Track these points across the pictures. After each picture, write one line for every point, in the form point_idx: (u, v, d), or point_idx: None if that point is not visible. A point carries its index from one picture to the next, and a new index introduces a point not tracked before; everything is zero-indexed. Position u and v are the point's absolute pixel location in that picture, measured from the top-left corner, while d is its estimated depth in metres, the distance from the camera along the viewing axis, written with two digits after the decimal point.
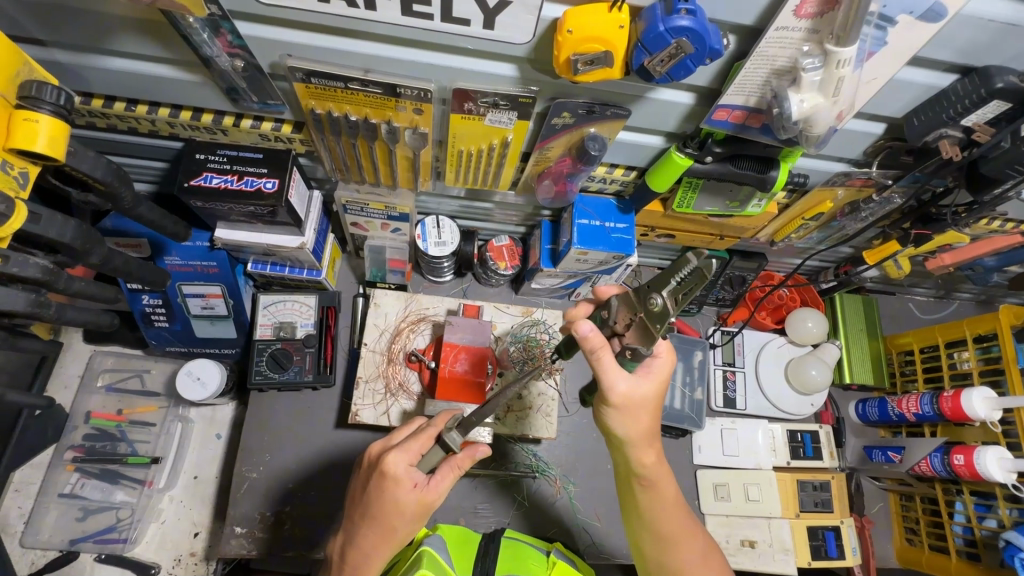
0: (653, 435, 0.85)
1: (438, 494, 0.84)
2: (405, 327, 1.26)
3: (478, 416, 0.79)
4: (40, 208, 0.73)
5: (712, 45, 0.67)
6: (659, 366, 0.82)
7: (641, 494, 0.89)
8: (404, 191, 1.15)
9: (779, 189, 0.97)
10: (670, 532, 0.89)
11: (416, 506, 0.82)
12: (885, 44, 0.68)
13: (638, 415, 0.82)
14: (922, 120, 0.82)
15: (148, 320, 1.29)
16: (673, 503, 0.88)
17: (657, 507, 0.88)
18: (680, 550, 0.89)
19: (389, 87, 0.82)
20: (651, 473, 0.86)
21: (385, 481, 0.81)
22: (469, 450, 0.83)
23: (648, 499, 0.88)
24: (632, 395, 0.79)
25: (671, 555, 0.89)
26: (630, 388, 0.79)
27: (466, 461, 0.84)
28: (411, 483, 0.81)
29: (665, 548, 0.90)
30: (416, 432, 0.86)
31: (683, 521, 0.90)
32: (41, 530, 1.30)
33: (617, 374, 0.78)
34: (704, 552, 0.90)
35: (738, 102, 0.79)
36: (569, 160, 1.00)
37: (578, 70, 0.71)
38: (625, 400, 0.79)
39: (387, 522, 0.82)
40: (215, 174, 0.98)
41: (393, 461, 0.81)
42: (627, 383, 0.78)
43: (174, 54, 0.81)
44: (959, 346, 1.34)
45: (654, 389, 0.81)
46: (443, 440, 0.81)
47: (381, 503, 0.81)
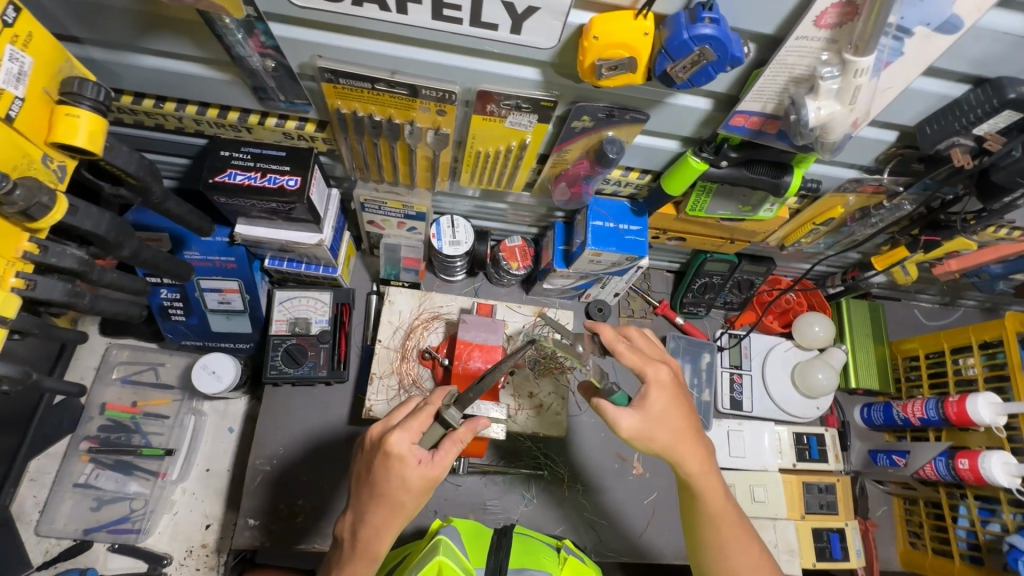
0: (694, 440, 0.88)
1: (443, 469, 0.84)
2: (419, 324, 1.27)
3: (475, 391, 0.88)
4: (76, 200, 0.75)
5: (734, 54, 0.69)
6: (655, 400, 0.86)
7: (697, 501, 0.91)
8: (421, 190, 1.17)
9: (791, 194, 0.99)
10: (728, 541, 0.91)
11: (422, 482, 0.83)
12: (901, 55, 0.70)
13: (660, 435, 0.86)
14: (935, 129, 0.84)
15: (166, 314, 1.31)
16: (724, 506, 0.90)
17: (711, 511, 0.90)
18: (738, 555, 0.91)
19: (414, 88, 0.84)
20: (699, 477, 0.89)
21: (389, 460, 0.82)
22: (468, 422, 0.85)
23: (705, 508, 0.91)
24: (642, 428, 0.85)
25: (731, 562, 0.91)
26: (633, 424, 0.85)
27: (466, 435, 0.85)
28: (415, 460, 0.83)
29: (725, 556, 0.91)
30: (414, 412, 0.88)
31: (737, 526, 0.91)
32: (56, 519, 1.31)
33: (618, 413, 0.85)
34: (759, 555, 0.91)
35: (756, 109, 0.81)
36: (586, 163, 1.02)
37: (601, 75, 0.73)
38: (636, 434, 0.85)
39: (394, 499, 0.83)
40: (239, 170, 1.01)
41: (395, 441, 0.83)
42: (628, 420, 0.84)
43: (206, 53, 0.84)
44: (964, 352, 1.36)
45: (663, 410, 0.86)
46: (442, 417, 0.85)
47: (387, 481, 0.83)
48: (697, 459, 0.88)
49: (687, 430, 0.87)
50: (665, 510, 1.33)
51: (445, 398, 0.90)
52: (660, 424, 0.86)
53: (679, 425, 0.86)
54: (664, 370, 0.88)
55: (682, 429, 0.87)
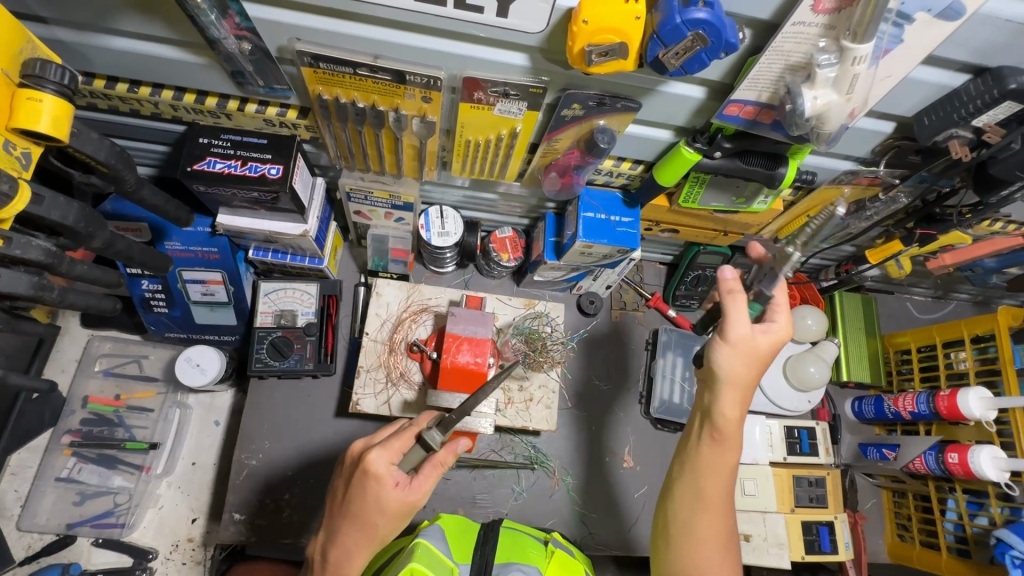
0: (740, 393, 0.85)
1: (421, 495, 0.83)
2: (407, 316, 1.25)
3: (459, 413, 0.84)
4: (41, 188, 0.72)
5: (728, 40, 0.66)
6: (765, 338, 0.84)
7: (714, 446, 0.87)
8: (409, 180, 1.14)
9: (785, 186, 0.97)
10: (709, 492, 0.87)
11: (398, 506, 0.81)
12: (901, 42, 0.68)
13: (748, 364, 0.84)
14: (933, 119, 0.82)
15: (148, 305, 1.27)
16: (721, 468, 0.87)
17: (705, 467, 0.87)
18: (704, 513, 0.87)
19: (398, 74, 0.81)
20: (725, 427, 0.85)
21: (366, 479, 0.82)
22: (448, 444, 0.83)
23: (710, 459, 0.87)
24: (736, 347, 0.83)
25: (698, 514, 0.87)
26: (736, 333, 0.83)
27: (447, 458, 0.83)
28: (393, 481, 0.81)
29: (691, 506, 0.87)
30: (397, 432, 0.87)
31: (724, 493, 0.87)
32: (38, 514, 1.29)
33: (736, 319, 0.83)
34: (721, 527, 0.87)
35: (750, 98, 0.78)
36: (577, 153, 0.99)
37: (591, 61, 0.70)
38: (734, 344, 0.83)
39: (369, 520, 0.82)
40: (219, 159, 0.97)
41: (373, 460, 0.82)
42: (738, 328, 0.83)
43: (179, 35, 0.80)
44: (956, 346, 1.36)
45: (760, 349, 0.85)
46: (423, 438, 0.83)
47: (363, 502, 0.82)
48: (734, 411, 0.85)
49: (747, 384, 0.85)
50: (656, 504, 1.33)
51: (432, 418, 0.88)
52: (744, 360, 0.84)
53: (739, 365, 0.84)
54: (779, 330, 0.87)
55: (745, 376, 0.84)
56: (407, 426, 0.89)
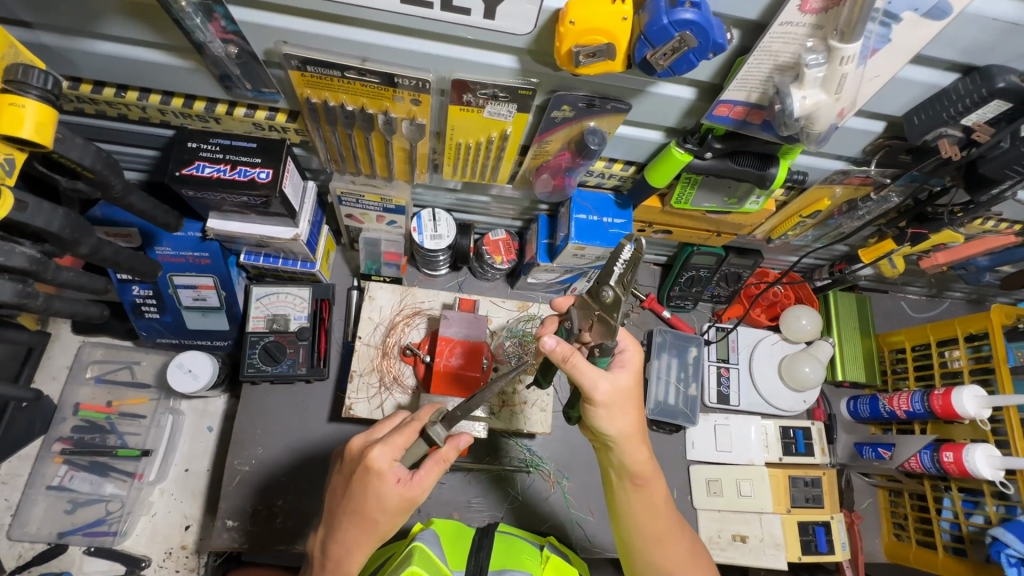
0: (639, 436, 0.86)
1: (422, 490, 0.82)
2: (400, 320, 1.25)
3: (464, 409, 0.81)
4: (24, 195, 0.71)
5: (716, 40, 0.66)
6: (625, 376, 0.83)
7: (636, 493, 0.89)
8: (401, 182, 1.13)
9: (777, 187, 0.97)
10: (657, 529, 0.91)
11: (399, 501, 0.81)
12: (889, 41, 0.68)
13: (624, 409, 0.84)
14: (923, 118, 0.82)
15: (138, 311, 1.26)
16: (660, 502, 0.90)
17: (639, 511, 0.90)
18: (665, 549, 0.91)
19: (386, 76, 0.80)
20: (644, 472, 0.88)
21: (368, 475, 0.80)
22: (452, 440, 0.81)
23: (644, 500, 0.90)
24: (613, 396, 0.81)
25: (659, 555, 0.91)
26: (605, 391, 0.80)
27: (449, 454, 0.82)
28: (394, 478, 0.80)
29: (654, 549, 0.91)
30: (399, 427, 0.85)
31: (669, 519, 0.92)
32: (29, 523, 1.28)
33: (595, 378, 0.79)
34: (687, 548, 0.93)
35: (740, 98, 0.78)
36: (568, 154, 0.99)
37: (579, 62, 0.70)
38: (610, 397, 0.81)
39: (369, 517, 0.81)
40: (208, 163, 0.97)
41: (376, 457, 0.80)
42: (602, 385, 0.80)
43: (165, 39, 0.80)
44: (950, 345, 1.36)
45: (626, 392, 0.83)
46: (427, 433, 0.80)
47: (364, 498, 0.81)
48: (642, 454, 0.87)
49: (638, 425, 0.86)
50: None
51: (435, 412, 0.84)
52: (622, 402, 0.83)
53: (621, 418, 0.83)
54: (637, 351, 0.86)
55: (634, 423, 0.85)
56: (408, 420, 0.86)
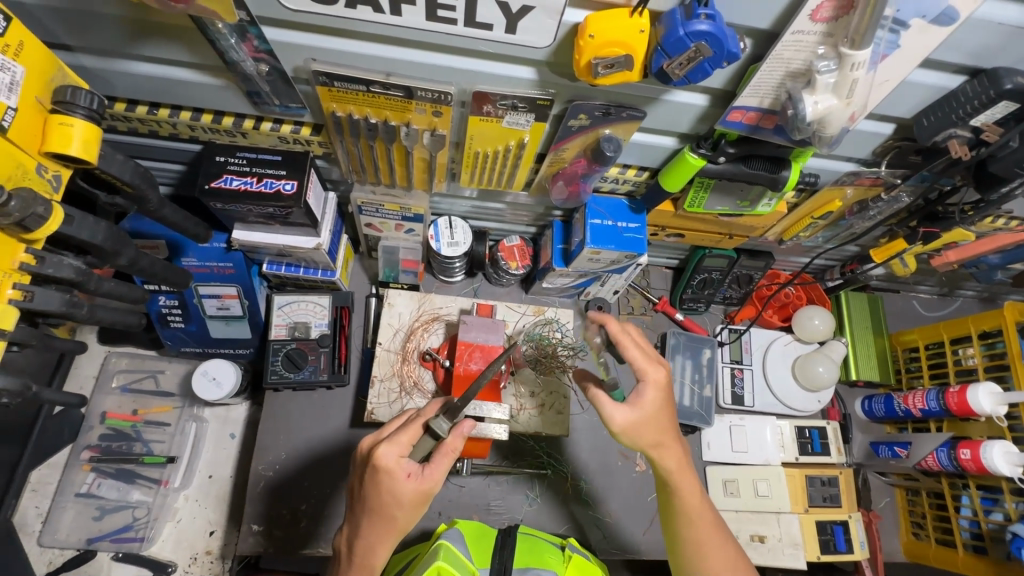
0: (671, 438, 0.88)
1: (435, 482, 0.84)
2: (419, 326, 1.27)
3: (463, 400, 0.88)
4: (71, 209, 0.74)
5: (730, 49, 0.68)
6: (650, 396, 0.86)
7: (672, 498, 0.92)
8: (419, 192, 1.16)
9: (789, 189, 0.99)
10: (699, 536, 0.92)
11: (414, 496, 0.83)
12: (898, 48, 0.70)
13: (660, 420, 0.86)
14: (932, 120, 0.84)
15: (164, 321, 1.30)
16: (700, 505, 0.92)
17: (681, 517, 0.92)
18: (710, 551, 0.91)
19: (409, 90, 0.84)
20: (676, 474, 0.89)
21: (378, 474, 0.83)
22: (455, 429, 0.84)
23: (684, 508, 0.91)
24: (634, 423, 0.85)
25: (705, 561, 0.91)
26: (626, 418, 0.85)
27: (456, 444, 0.84)
28: (404, 472, 0.83)
29: (700, 552, 0.92)
30: (403, 425, 0.88)
31: (711, 525, 0.93)
32: (59, 530, 1.31)
33: (610, 408, 0.84)
34: (732, 555, 0.92)
35: (752, 104, 0.81)
36: (583, 162, 1.02)
37: (598, 73, 0.73)
38: (627, 428, 0.85)
39: (386, 513, 0.83)
40: (236, 176, 1.00)
41: (382, 454, 0.83)
42: (621, 413, 0.84)
43: (200, 59, 0.83)
44: (963, 343, 1.37)
45: (650, 416, 0.85)
46: (430, 428, 0.85)
47: (378, 495, 0.83)
48: (676, 456, 0.89)
49: (670, 429, 0.88)
50: None
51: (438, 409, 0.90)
52: (650, 423, 0.86)
53: (649, 431, 0.86)
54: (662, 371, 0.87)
55: (666, 428, 0.88)
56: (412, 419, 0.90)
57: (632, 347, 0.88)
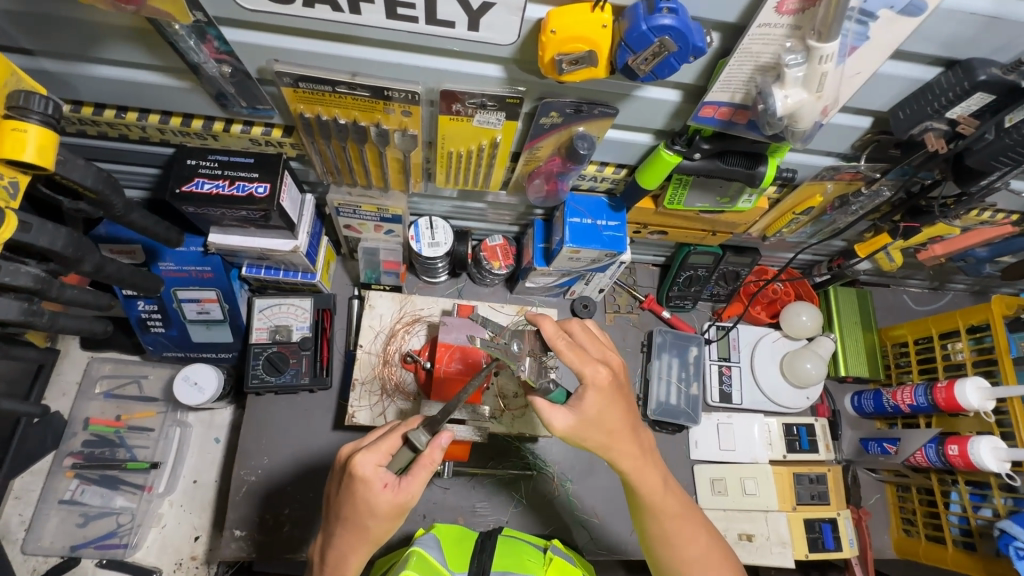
0: (628, 432, 0.86)
1: (412, 495, 0.82)
2: (400, 328, 1.26)
3: (444, 411, 0.85)
4: (29, 217, 0.73)
5: (696, 44, 0.67)
6: (591, 400, 0.83)
7: (637, 496, 0.90)
8: (397, 193, 1.15)
9: (767, 184, 0.98)
10: (668, 530, 0.90)
11: (389, 507, 0.81)
12: (867, 39, 0.69)
13: (613, 415, 0.84)
14: (907, 113, 0.82)
15: (145, 326, 1.29)
16: (665, 499, 0.90)
17: (649, 512, 0.90)
18: (682, 546, 0.91)
19: (376, 90, 0.82)
20: (636, 469, 0.88)
21: (354, 482, 0.81)
22: (433, 441, 0.83)
23: (648, 504, 0.90)
24: (578, 428, 0.83)
25: (680, 552, 0.91)
26: (567, 423, 0.83)
27: (435, 455, 0.83)
28: (380, 483, 0.81)
29: (673, 547, 0.91)
30: (386, 433, 0.87)
31: (680, 518, 0.91)
32: (43, 537, 1.31)
33: (551, 415, 0.83)
34: (707, 544, 0.92)
35: (724, 99, 0.79)
36: (558, 160, 1.00)
37: (562, 70, 0.71)
38: (570, 433, 0.84)
39: (361, 523, 0.82)
40: (207, 179, 0.99)
41: (360, 463, 0.81)
42: (562, 419, 0.83)
43: (163, 61, 0.82)
44: (952, 337, 1.35)
45: (595, 417, 0.83)
46: (409, 439, 0.83)
47: (354, 504, 0.82)
48: (632, 450, 0.87)
49: (622, 424, 0.85)
50: None
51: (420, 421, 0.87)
52: (595, 425, 0.84)
53: (599, 429, 0.84)
54: (602, 371, 0.84)
55: (618, 425, 0.85)
56: (394, 428, 0.88)
57: (564, 347, 0.84)
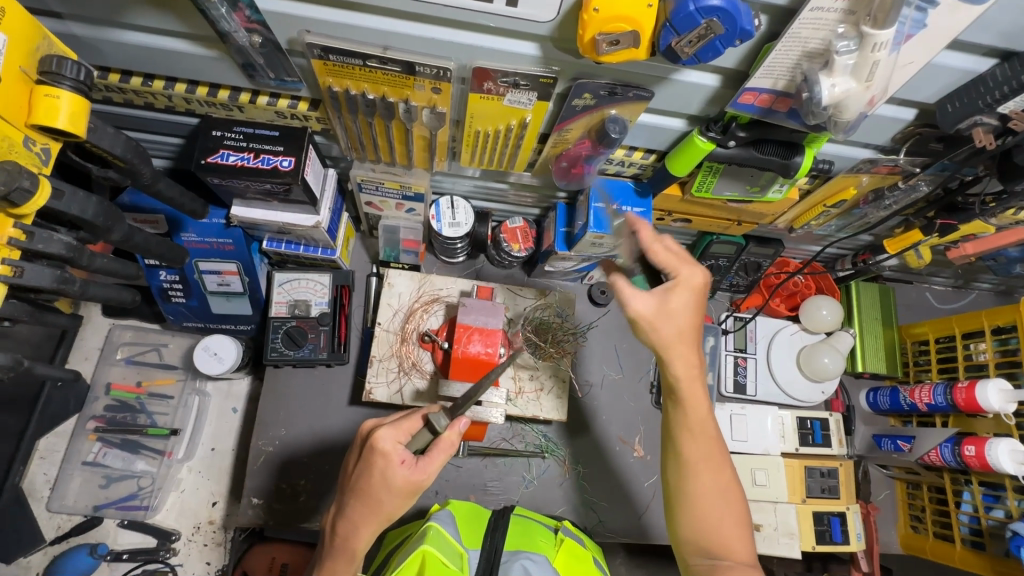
0: (694, 342, 0.86)
1: (427, 476, 0.83)
2: (418, 307, 1.26)
3: (466, 397, 0.87)
4: (61, 184, 0.73)
5: (743, 27, 0.64)
6: (678, 297, 0.84)
7: (678, 409, 0.88)
8: (420, 170, 1.14)
9: (801, 176, 0.95)
10: (694, 453, 0.87)
11: (404, 484, 0.82)
12: (924, 27, 0.65)
13: (689, 316, 0.85)
14: (957, 106, 0.79)
15: (166, 296, 1.30)
16: (705, 419, 0.87)
17: (688, 429, 0.87)
18: (705, 474, 0.86)
19: (406, 65, 0.81)
20: (687, 381, 0.86)
21: (373, 455, 0.83)
22: (453, 424, 0.84)
23: (686, 416, 0.87)
24: (652, 316, 0.84)
25: (700, 479, 0.86)
26: (645, 308, 0.84)
27: (453, 438, 0.84)
28: (399, 459, 0.82)
29: (696, 472, 0.86)
30: (406, 414, 0.88)
31: (713, 443, 0.88)
32: (67, 496, 1.35)
33: (632, 296, 0.84)
34: (729, 481, 0.87)
35: (766, 86, 0.76)
36: (588, 143, 0.98)
37: (602, 51, 0.69)
38: (642, 319, 0.84)
39: (374, 497, 0.83)
40: (232, 151, 0.98)
41: (381, 437, 0.83)
42: (642, 304, 0.84)
43: (191, 28, 0.81)
44: (976, 337, 1.33)
45: (676, 310, 0.84)
46: (430, 421, 0.84)
47: (370, 478, 0.83)
48: (692, 359, 0.86)
49: (691, 331, 0.85)
50: None
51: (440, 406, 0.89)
52: (670, 320, 0.84)
53: (669, 328, 0.84)
54: (698, 273, 0.84)
55: (688, 329, 0.85)
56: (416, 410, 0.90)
57: (661, 250, 0.86)
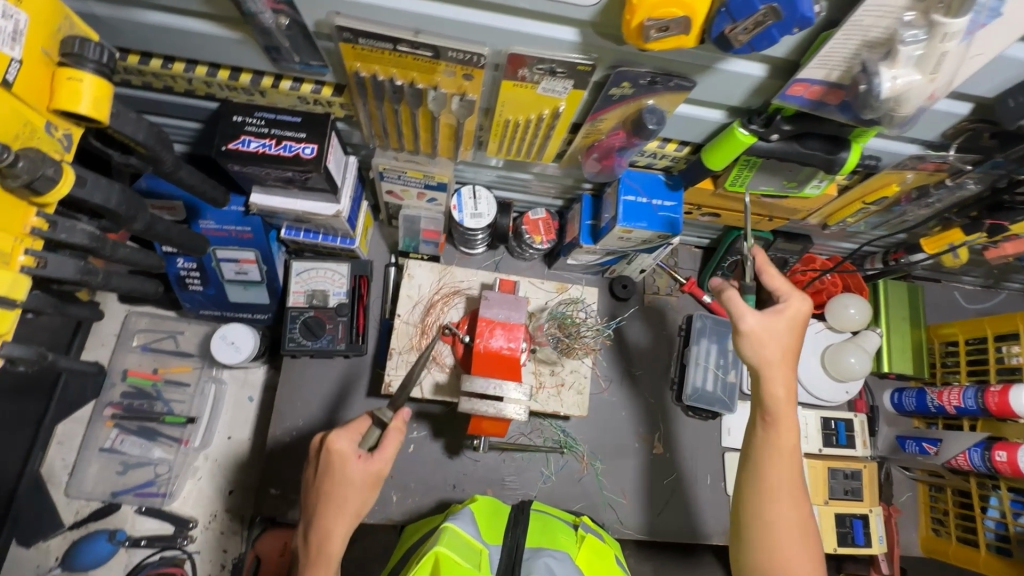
0: (788, 368, 0.92)
1: (387, 462, 0.89)
2: (439, 299, 1.24)
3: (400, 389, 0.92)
4: (84, 170, 0.71)
5: (804, 13, 0.60)
6: (785, 318, 0.92)
7: (762, 431, 0.92)
8: (444, 160, 1.10)
9: (844, 172, 0.91)
10: (778, 478, 0.88)
11: (366, 476, 0.87)
12: (999, 16, 0.61)
13: (784, 340, 0.92)
14: (1020, 101, 0.75)
15: (183, 283, 1.28)
16: (787, 443, 0.90)
17: (770, 452, 0.90)
18: (778, 499, 0.88)
19: (438, 50, 0.77)
20: (778, 406, 0.91)
21: (331, 457, 0.88)
22: (397, 413, 0.91)
23: (773, 437, 0.91)
24: (758, 332, 0.91)
25: (777, 505, 0.87)
26: (754, 324, 0.91)
27: (401, 423, 0.91)
28: (355, 455, 0.88)
29: (771, 497, 0.88)
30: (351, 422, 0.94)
31: (793, 471, 0.90)
32: (85, 482, 1.35)
33: (745, 312, 0.91)
34: (805, 514, 0.88)
35: (819, 77, 0.72)
36: (622, 134, 0.95)
37: (649, 37, 0.65)
38: (750, 334, 0.91)
39: (340, 495, 0.87)
40: (254, 138, 0.95)
41: (335, 439, 0.88)
42: (752, 320, 0.91)
43: (215, 9, 0.77)
44: (1009, 340, 1.29)
45: (775, 330, 0.91)
46: (375, 415, 0.91)
47: (332, 480, 0.87)
48: (785, 382, 0.91)
49: (788, 354, 0.92)
50: (686, 489, 1.34)
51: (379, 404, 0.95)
52: (772, 339, 0.91)
53: (768, 350, 0.91)
54: (806, 304, 0.93)
55: (787, 350, 0.92)
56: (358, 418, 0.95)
57: (775, 276, 0.96)
